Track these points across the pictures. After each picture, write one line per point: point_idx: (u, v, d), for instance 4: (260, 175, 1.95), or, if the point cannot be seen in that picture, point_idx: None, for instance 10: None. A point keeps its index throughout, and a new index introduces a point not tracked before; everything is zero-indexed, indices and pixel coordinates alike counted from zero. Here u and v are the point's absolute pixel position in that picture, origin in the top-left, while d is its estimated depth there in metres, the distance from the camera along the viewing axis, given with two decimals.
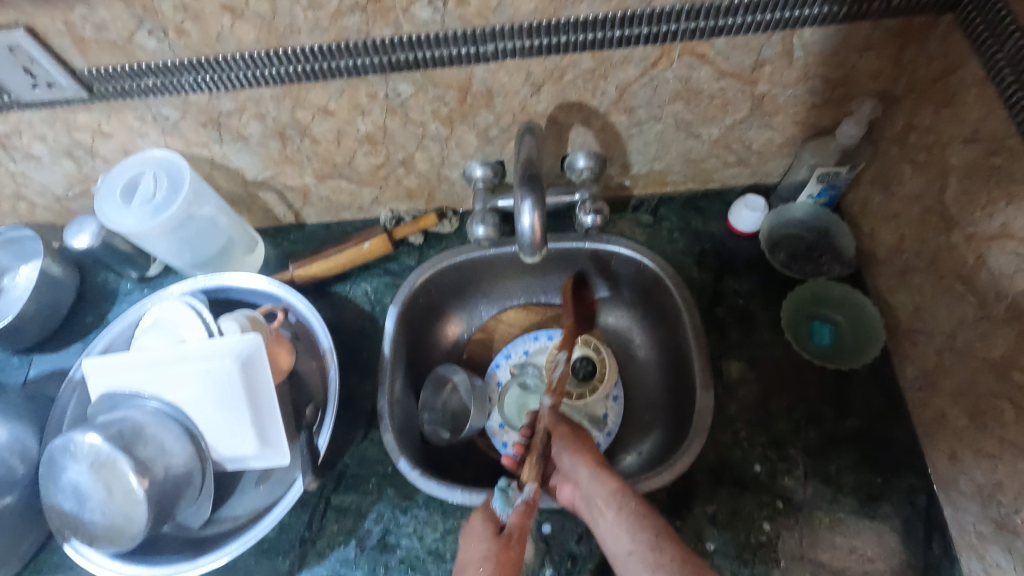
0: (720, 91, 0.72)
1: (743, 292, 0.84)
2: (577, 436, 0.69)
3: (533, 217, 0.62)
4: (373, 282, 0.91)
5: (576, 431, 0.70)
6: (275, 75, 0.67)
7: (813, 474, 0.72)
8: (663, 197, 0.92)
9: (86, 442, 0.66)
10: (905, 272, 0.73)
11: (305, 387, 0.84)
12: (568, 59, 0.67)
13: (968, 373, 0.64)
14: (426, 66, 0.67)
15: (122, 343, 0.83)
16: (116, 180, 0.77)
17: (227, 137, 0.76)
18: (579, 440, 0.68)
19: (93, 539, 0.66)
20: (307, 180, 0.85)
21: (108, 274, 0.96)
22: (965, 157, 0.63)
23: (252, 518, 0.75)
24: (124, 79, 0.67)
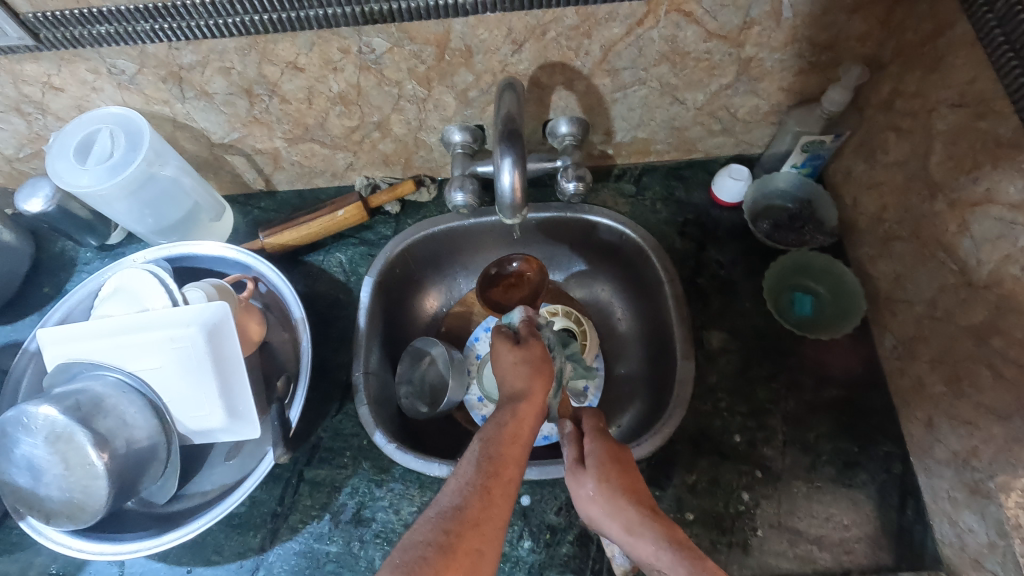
0: (707, 53, 0.70)
1: (725, 263, 0.83)
2: (619, 461, 0.57)
3: (513, 175, 0.60)
4: (348, 251, 0.88)
5: (615, 453, 0.58)
6: (239, 25, 0.63)
7: (791, 443, 0.72)
8: (646, 166, 0.90)
9: (40, 414, 0.62)
10: (887, 241, 0.73)
11: (277, 359, 0.81)
12: (551, 14, 0.64)
13: (946, 340, 0.64)
14: (401, 19, 0.63)
15: (81, 314, 0.79)
16: (68, 138, 0.72)
17: (189, 93, 0.72)
18: (622, 470, 0.56)
19: (50, 515, 0.63)
20: (277, 143, 0.81)
21: (65, 243, 0.91)
22: (951, 122, 0.62)
23: (222, 493, 0.73)
24: (73, 26, 0.62)
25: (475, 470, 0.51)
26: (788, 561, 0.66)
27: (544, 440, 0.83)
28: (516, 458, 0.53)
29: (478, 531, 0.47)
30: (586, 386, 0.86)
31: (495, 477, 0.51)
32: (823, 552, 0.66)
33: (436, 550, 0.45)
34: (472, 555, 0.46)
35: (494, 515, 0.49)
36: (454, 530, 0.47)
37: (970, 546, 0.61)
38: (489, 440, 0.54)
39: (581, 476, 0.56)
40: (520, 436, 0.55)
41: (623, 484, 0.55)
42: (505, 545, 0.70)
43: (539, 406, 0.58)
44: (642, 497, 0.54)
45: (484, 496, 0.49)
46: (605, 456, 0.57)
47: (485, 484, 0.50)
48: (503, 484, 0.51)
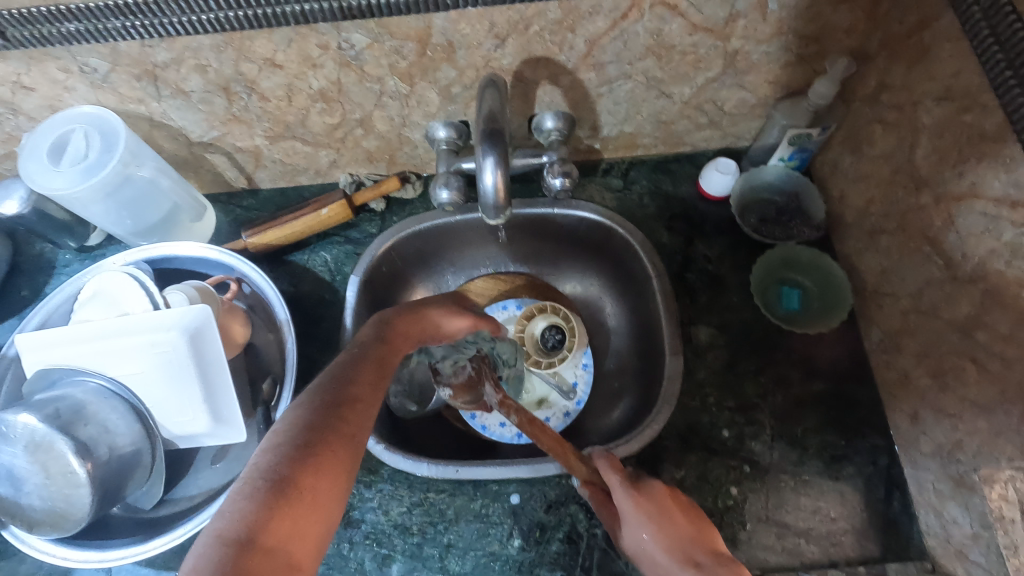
0: (693, 47, 0.69)
1: (713, 257, 0.83)
2: (653, 517, 0.58)
3: (496, 175, 0.59)
4: (333, 250, 0.87)
5: (647, 508, 0.59)
6: (213, 21, 0.61)
7: (779, 437, 0.72)
8: (633, 160, 0.90)
9: (19, 423, 0.61)
10: (873, 233, 0.73)
11: (262, 361, 0.80)
12: (534, 9, 0.63)
13: (932, 334, 0.64)
14: (380, 14, 0.62)
15: (60, 318, 0.77)
16: (41, 139, 0.70)
17: (165, 92, 0.70)
18: (660, 526, 0.58)
19: (33, 524, 0.62)
20: (258, 141, 0.80)
21: (44, 245, 0.89)
22: (937, 116, 0.62)
23: (209, 497, 0.72)
24: (40, 24, 0.60)
25: (329, 391, 0.54)
26: (776, 555, 0.66)
27: (534, 436, 0.83)
28: (370, 387, 0.57)
29: (336, 447, 0.50)
30: (576, 381, 0.87)
31: (345, 405, 0.54)
32: (810, 545, 0.67)
33: (288, 462, 0.47)
34: (329, 470, 0.49)
35: (344, 439, 0.51)
36: (306, 449, 0.49)
37: (954, 537, 0.62)
38: (345, 371, 0.57)
39: (627, 541, 0.60)
40: (380, 365, 0.59)
41: (664, 544, 0.56)
42: (496, 544, 0.70)
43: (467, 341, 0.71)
44: (684, 552, 0.56)
45: (338, 417, 0.52)
46: (637, 518, 0.59)
47: (333, 406, 0.53)
48: (353, 408, 0.54)
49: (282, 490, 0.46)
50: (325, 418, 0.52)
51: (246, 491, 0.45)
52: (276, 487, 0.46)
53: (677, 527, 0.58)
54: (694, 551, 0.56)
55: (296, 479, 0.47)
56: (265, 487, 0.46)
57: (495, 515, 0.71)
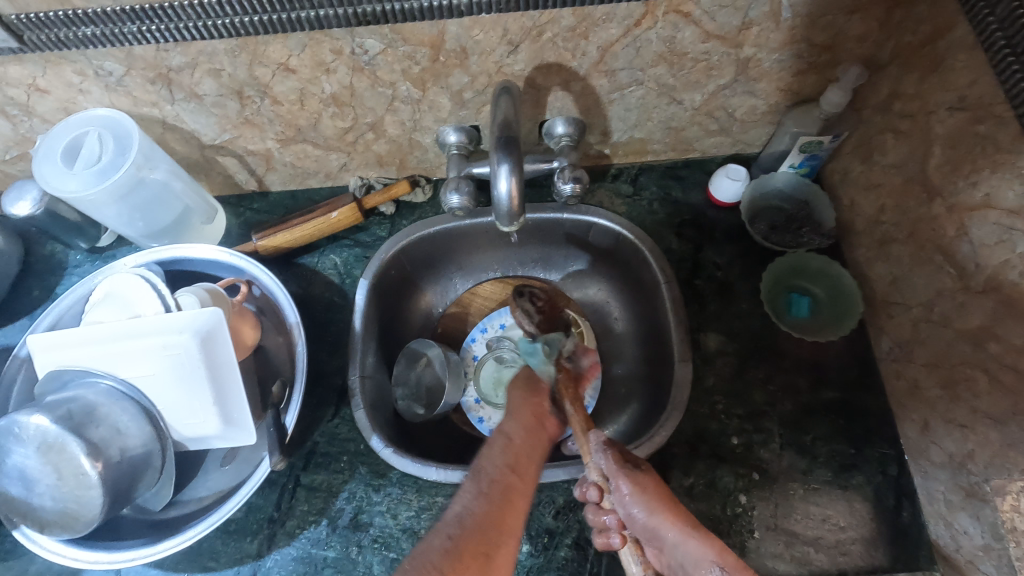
0: (705, 54, 0.69)
1: (722, 264, 0.83)
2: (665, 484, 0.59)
3: (510, 182, 0.59)
4: (342, 253, 0.87)
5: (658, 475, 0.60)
6: (229, 26, 0.61)
7: (788, 445, 0.72)
8: (643, 166, 0.90)
9: (31, 424, 0.61)
10: (885, 242, 0.73)
11: (271, 364, 0.80)
12: (547, 16, 0.63)
13: (943, 343, 0.64)
14: (394, 20, 0.62)
15: (72, 319, 0.78)
16: (55, 141, 0.70)
17: (178, 95, 0.70)
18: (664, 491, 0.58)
19: (44, 525, 0.62)
20: (269, 144, 0.80)
21: (55, 245, 0.90)
22: (950, 126, 0.62)
23: (217, 499, 0.72)
24: (58, 28, 0.60)
25: (497, 474, 0.59)
26: (785, 564, 0.66)
27: None
28: (527, 477, 0.60)
29: (489, 543, 0.54)
30: (583, 387, 0.86)
31: (502, 500, 0.57)
32: (819, 554, 0.67)
33: (449, 554, 0.52)
34: (482, 564, 0.52)
35: (505, 534, 0.55)
36: (466, 542, 0.53)
37: (964, 548, 0.62)
38: (496, 455, 0.61)
39: (637, 476, 0.57)
40: (530, 447, 0.62)
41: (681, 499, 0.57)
42: None
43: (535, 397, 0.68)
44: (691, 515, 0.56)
45: (495, 508, 0.56)
46: (653, 472, 0.59)
47: (497, 496, 0.57)
48: (513, 502, 0.57)
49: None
50: (484, 514, 0.56)
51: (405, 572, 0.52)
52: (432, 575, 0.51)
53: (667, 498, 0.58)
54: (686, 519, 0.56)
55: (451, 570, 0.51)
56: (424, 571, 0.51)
57: None
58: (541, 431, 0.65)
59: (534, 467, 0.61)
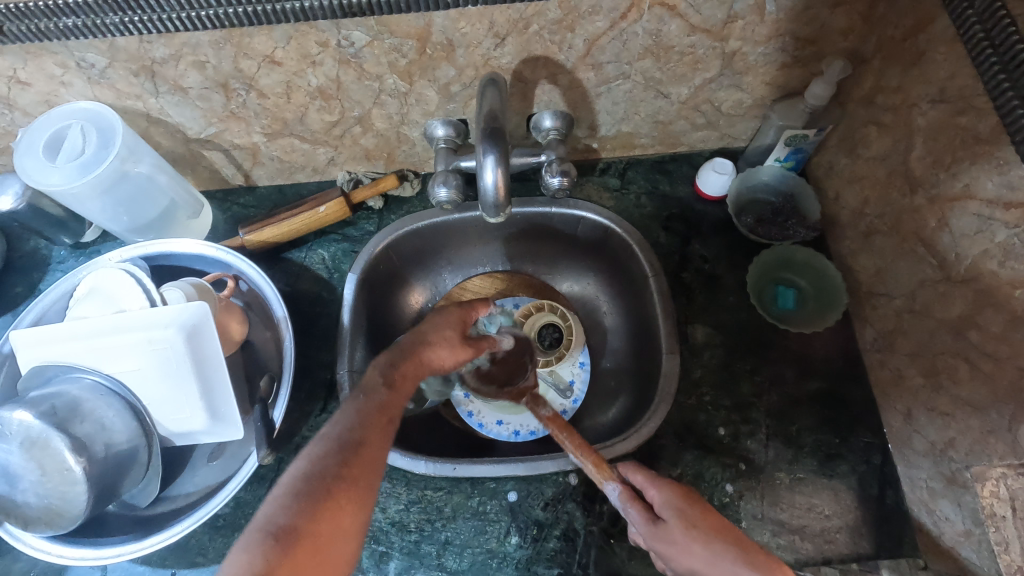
0: (691, 47, 0.69)
1: (709, 257, 0.83)
2: (697, 503, 0.58)
3: (497, 173, 0.58)
4: (330, 248, 0.87)
5: (688, 496, 0.59)
6: (213, 17, 0.61)
7: (774, 435, 0.73)
8: (631, 160, 0.90)
9: (14, 420, 0.60)
10: (869, 234, 0.74)
11: (259, 358, 0.80)
12: (533, 8, 0.63)
13: (924, 333, 0.65)
14: (380, 12, 0.62)
15: (56, 315, 0.77)
16: (37, 134, 0.70)
17: (163, 88, 0.70)
18: (704, 512, 0.57)
19: (27, 522, 0.61)
20: (256, 138, 0.80)
21: (38, 241, 0.89)
22: (931, 118, 0.62)
23: (205, 494, 0.72)
24: (38, 19, 0.59)
25: (371, 411, 0.53)
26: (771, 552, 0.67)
27: (531, 435, 0.83)
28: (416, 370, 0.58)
29: (365, 467, 0.50)
30: (573, 379, 0.87)
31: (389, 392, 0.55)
32: (805, 542, 0.67)
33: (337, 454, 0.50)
34: (363, 486, 0.49)
35: (378, 456, 0.52)
36: (346, 461, 0.49)
37: (946, 534, 0.63)
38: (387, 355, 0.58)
39: (664, 532, 0.57)
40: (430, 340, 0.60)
41: (713, 525, 0.56)
42: (493, 542, 0.70)
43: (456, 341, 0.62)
44: (731, 539, 0.55)
45: (373, 427, 0.52)
46: (681, 504, 0.58)
47: (372, 414, 0.53)
48: (386, 423, 0.53)
49: (318, 500, 0.47)
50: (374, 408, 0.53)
51: (282, 498, 0.46)
52: (316, 495, 0.47)
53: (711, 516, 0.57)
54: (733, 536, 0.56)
55: (335, 490, 0.48)
56: (301, 492, 0.47)
57: (493, 512, 0.71)
58: (410, 364, 0.57)
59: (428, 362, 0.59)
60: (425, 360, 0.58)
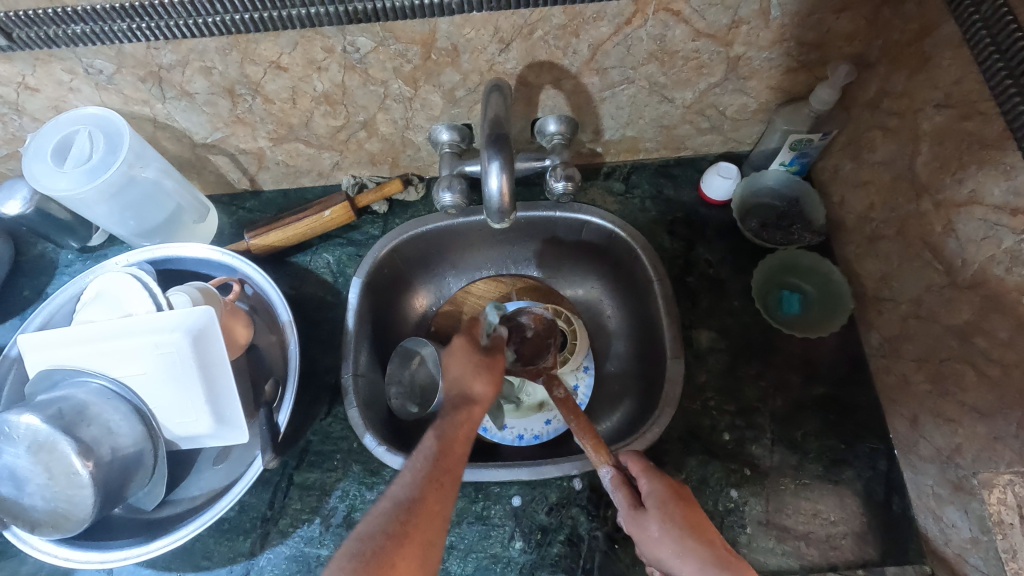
0: (696, 52, 0.69)
1: (714, 261, 0.83)
2: (682, 499, 0.58)
3: (501, 179, 0.58)
4: (335, 252, 0.87)
5: (677, 491, 0.59)
6: (220, 24, 0.61)
7: (779, 440, 0.72)
8: (635, 164, 0.90)
9: (21, 424, 0.61)
10: (874, 238, 0.73)
11: (264, 362, 0.80)
12: (538, 14, 0.63)
13: (930, 338, 0.65)
14: (385, 18, 0.62)
15: (63, 319, 0.78)
16: (45, 139, 0.70)
17: (170, 94, 0.70)
18: (686, 507, 0.57)
19: (34, 525, 0.62)
20: (262, 143, 0.80)
21: (46, 245, 0.89)
22: (937, 123, 0.62)
23: (210, 498, 0.72)
24: (47, 26, 0.60)
25: (425, 468, 0.56)
26: (776, 558, 0.67)
27: (535, 439, 0.84)
28: (468, 433, 0.60)
29: (423, 528, 0.52)
30: (577, 384, 0.87)
31: (445, 454, 0.57)
32: (810, 548, 0.67)
33: (396, 516, 0.52)
34: (420, 550, 0.51)
35: (443, 506, 0.54)
36: (406, 521, 0.52)
37: (953, 541, 0.62)
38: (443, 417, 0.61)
39: (641, 519, 0.58)
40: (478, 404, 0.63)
41: (691, 523, 0.56)
42: (497, 546, 0.70)
43: (495, 375, 0.66)
44: (709, 541, 0.55)
45: (431, 490, 0.54)
46: (665, 497, 0.58)
47: (431, 478, 0.55)
48: (445, 483, 0.55)
49: (379, 565, 0.49)
50: (433, 469, 0.56)
51: (345, 560, 0.49)
52: (377, 558, 0.49)
53: (691, 510, 0.58)
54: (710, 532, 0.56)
55: (394, 553, 0.50)
56: (366, 558, 0.50)
57: (497, 517, 0.71)
58: (462, 426, 0.60)
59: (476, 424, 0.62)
60: (471, 411, 0.62)
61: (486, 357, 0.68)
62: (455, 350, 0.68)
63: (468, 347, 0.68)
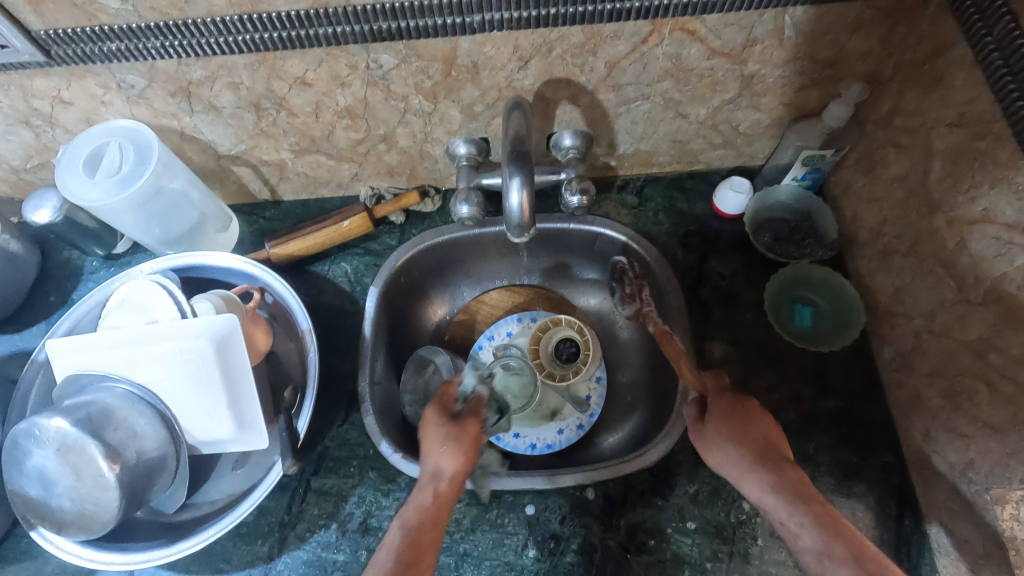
0: (710, 70, 0.71)
1: (726, 274, 0.84)
2: (732, 412, 0.60)
3: (522, 195, 0.60)
4: (353, 261, 0.89)
5: (729, 405, 0.61)
6: (249, 42, 0.63)
7: (791, 453, 0.73)
8: (648, 177, 0.91)
9: (51, 427, 0.63)
10: (887, 253, 0.74)
11: (283, 369, 0.82)
12: (557, 33, 0.65)
13: (943, 354, 0.65)
14: (409, 37, 0.64)
15: (89, 324, 0.80)
16: (77, 151, 0.72)
17: (198, 107, 0.72)
18: (738, 420, 0.59)
19: (61, 526, 0.64)
20: (284, 154, 0.82)
21: (72, 252, 0.92)
22: (950, 141, 0.63)
23: (230, 502, 0.73)
24: (84, 43, 0.62)
25: (387, 562, 0.51)
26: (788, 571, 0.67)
27: (547, 449, 0.84)
28: (437, 525, 0.56)
29: None
30: (589, 395, 0.87)
31: (411, 552, 0.53)
32: None
33: None
34: None
35: None
36: None
37: (966, 557, 0.63)
38: (410, 508, 0.57)
39: (699, 429, 0.62)
40: (448, 486, 0.59)
41: (732, 431, 0.58)
42: (511, 554, 0.71)
43: (469, 446, 0.63)
44: (751, 444, 0.56)
45: None
46: (721, 410, 0.61)
47: None
48: None
49: None
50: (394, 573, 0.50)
51: None
52: None
53: (762, 426, 0.59)
54: (777, 449, 0.56)
55: None
56: None
57: (511, 525, 0.72)
58: (429, 514, 0.56)
59: (446, 510, 0.58)
60: (439, 492, 0.58)
61: (459, 428, 0.65)
62: (428, 425, 0.66)
63: (440, 422, 0.66)
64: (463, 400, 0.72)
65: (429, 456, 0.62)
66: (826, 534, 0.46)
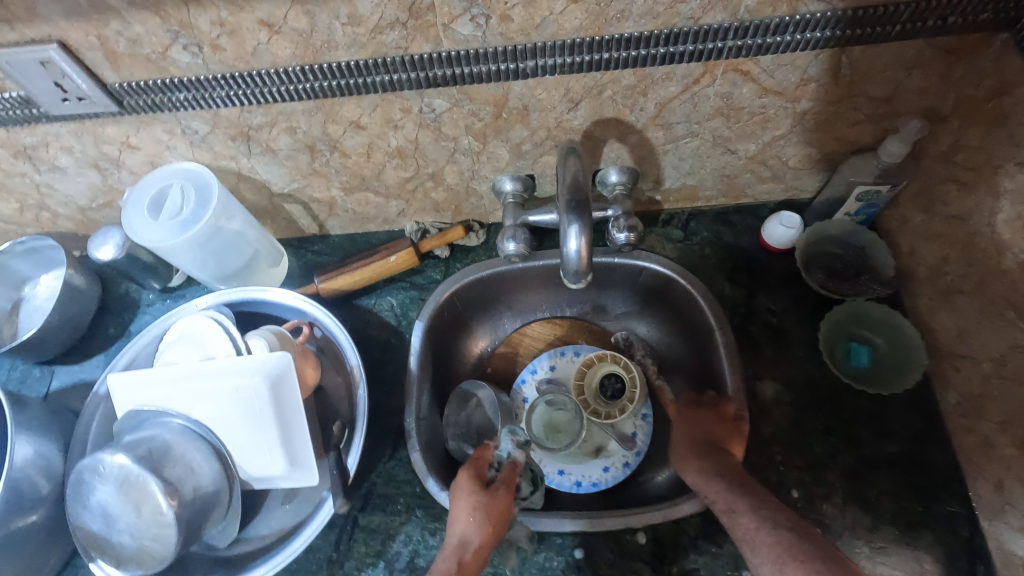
0: (762, 108, 0.70)
1: (776, 310, 0.82)
2: (689, 420, 0.72)
3: (580, 241, 0.60)
4: (399, 295, 0.90)
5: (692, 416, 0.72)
6: (309, 90, 0.65)
7: (851, 499, 0.70)
8: (693, 211, 0.90)
9: (114, 463, 0.64)
10: (950, 293, 0.71)
11: (332, 403, 0.83)
12: (609, 76, 0.65)
13: (1016, 401, 0.62)
14: (462, 82, 0.65)
15: (146, 358, 0.82)
16: (144, 193, 0.76)
17: (255, 150, 0.75)
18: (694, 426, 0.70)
19: (120, 560, 0.65)
20: (334, 192, 0.84)
21: (130, 285, 0.95)
22: (1020, 181, 0.61)
23: (280, 538, 0.74)
24: (155, 93, 0.65)
25: None
26: None
27: (593, 487, 0.83)
28: None
29: None
30: (635, 432, 0.87)
31: None
32: None
33: None
34: None
35: None
36: None
37: None
38: None
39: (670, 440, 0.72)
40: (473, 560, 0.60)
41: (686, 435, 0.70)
42: None
43: (498, 513, 0.63)
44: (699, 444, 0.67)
45: None
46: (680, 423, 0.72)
47: None
48: None
49: None
50: None
51: None
52: None
53: (710, 424, 0.70)
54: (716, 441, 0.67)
55: None
56: None
57: (560, 569, 0.71)
58: None
59: None
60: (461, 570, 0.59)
61: (490, 497, 0.64)
62: (457, 492, 0.65)
63: (470, 490, 0.65)
64: (497, 465, 0.71)
65: (456, 526, 0.62)
66: (736, 509, 0.56)
